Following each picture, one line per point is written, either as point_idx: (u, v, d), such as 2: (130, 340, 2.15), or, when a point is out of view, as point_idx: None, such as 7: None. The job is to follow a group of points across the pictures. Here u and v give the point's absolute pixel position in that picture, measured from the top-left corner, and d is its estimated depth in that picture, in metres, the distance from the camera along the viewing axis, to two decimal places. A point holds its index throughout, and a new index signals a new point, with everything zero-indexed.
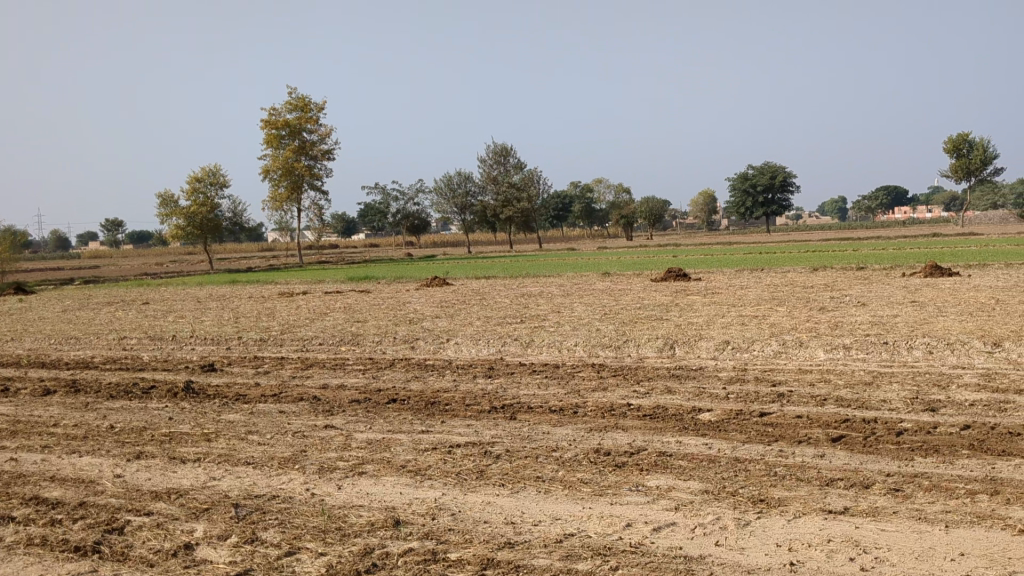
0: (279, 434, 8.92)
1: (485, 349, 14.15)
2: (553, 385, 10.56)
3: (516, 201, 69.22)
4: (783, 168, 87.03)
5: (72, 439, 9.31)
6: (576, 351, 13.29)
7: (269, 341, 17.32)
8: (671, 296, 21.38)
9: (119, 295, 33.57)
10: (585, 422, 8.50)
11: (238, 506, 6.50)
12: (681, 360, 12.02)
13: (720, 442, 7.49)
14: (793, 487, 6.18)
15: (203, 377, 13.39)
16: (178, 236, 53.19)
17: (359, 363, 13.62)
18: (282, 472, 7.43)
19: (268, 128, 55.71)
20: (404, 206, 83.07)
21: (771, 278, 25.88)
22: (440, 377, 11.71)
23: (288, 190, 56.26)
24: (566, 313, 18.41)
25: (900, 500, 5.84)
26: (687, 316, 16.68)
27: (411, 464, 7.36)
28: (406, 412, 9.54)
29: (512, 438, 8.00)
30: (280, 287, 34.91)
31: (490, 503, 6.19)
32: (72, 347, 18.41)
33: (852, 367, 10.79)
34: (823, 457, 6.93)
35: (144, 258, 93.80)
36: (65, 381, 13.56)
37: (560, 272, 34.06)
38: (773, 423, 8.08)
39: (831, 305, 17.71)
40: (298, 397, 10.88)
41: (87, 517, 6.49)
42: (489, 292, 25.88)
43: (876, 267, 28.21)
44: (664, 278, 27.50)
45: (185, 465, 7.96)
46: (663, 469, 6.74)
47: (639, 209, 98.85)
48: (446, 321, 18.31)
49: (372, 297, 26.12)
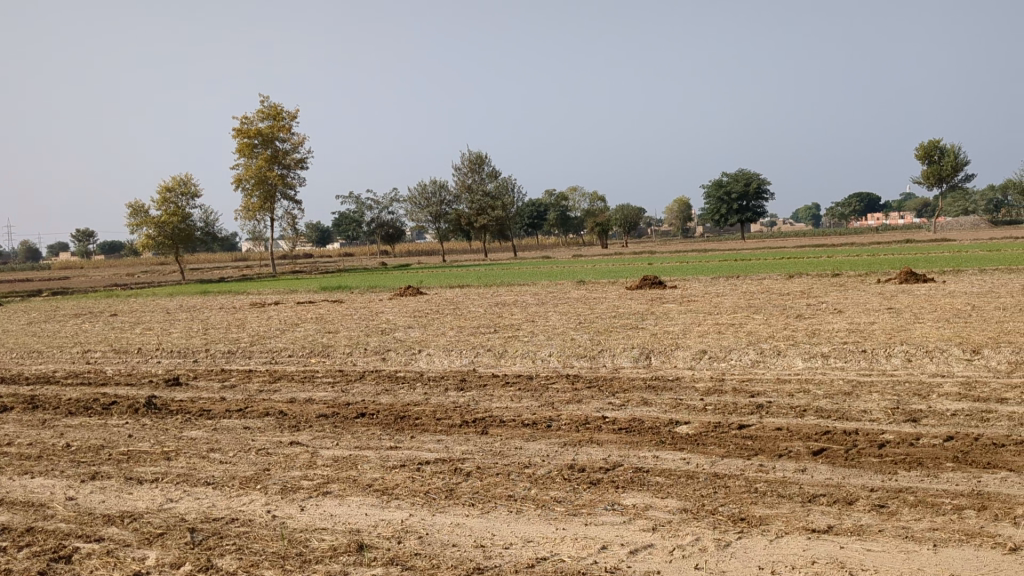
0: (242, 452, 8.59)
1: (458, 360, 13.87)
2: (527, 398, 10.30)
3: (490, 209, 68.28)
4: (757, 175, 87.35)
5: (26, 458, 8.95)
6: (550, 362, 13.01)
7: (237, 353, 16.95)
8: (647, 304, 21.16)
9: (89, 307, 33.15)
10: (560, 436, 8.24)
11: (195, 531, 6.18)
12: (657, 370, 11.80)
13: (698, 457, 7.24)
14: (774, 504, 5.94)
15: (167, 391, 13.03)
16: (148, 246, 52.56)
17: (328, 375, 13.28)
18: (243, 493, 7.11)
19: (240, 137, 55.15)
20: (378, 215, 82.69)
21: (748, 286, 25.68)
22: (410, 390, 11.42)
23: (261, 200, 55.78)
24: (541, 322, 18.12)
25: (885, 517, 5.61)
26: (664, 325, 16.47)
27: (378, 482, 7.06)
28: (375, 427, 9.25)
29: (484, 454, 7.72)
30: (252, 297, 34.50)
31: (459, 525, 5.91)
32: (35, 361, 17.96)
33: (831, 376, 10.58)
34: (805, 471, 6.70)
35: (114, 268, 92.96)
36: (25, 397, 13.13)
37: (534, 281, 33.88)
38: (753, 435, 7.84)
39: (808, 312, 17.58)
40: (264, 412, 10.55)
41: (33, 544, 6.15)
42: (462, 301, 25.61)
43: (851, 274, 28.15)
44: (639, 286, 27.30)
45: (142, 486, 7.62)
46: (640, 486, 6.48)
47: (614, 217, 98.94)
48: (419, 331, 18.00)
49: (345, 308, 25.73)
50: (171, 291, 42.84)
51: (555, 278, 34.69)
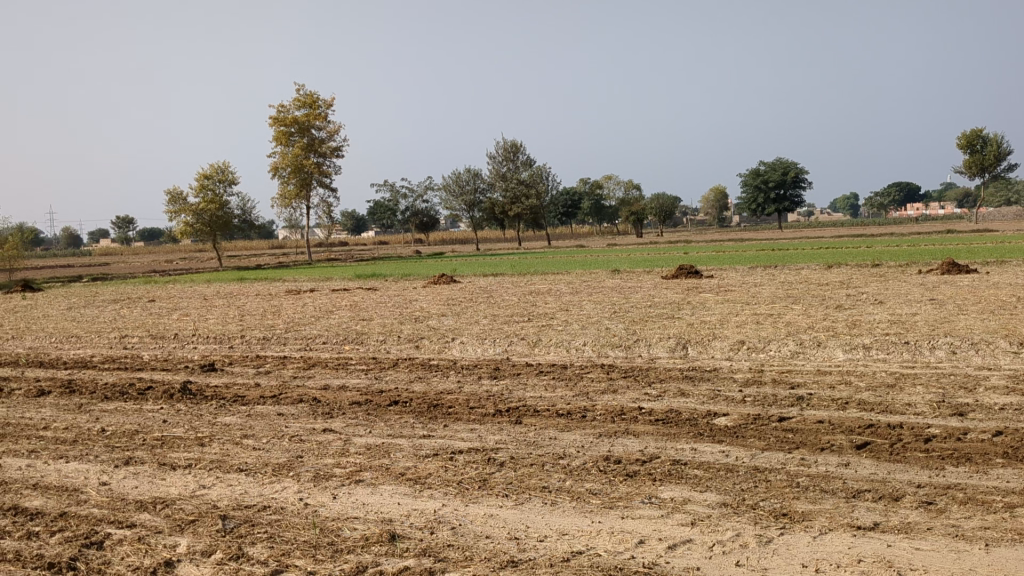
0: (275, 439, 8.54)
1: (491, 348, 13.75)
2: (561, 387, 10.17)
3: (524, 197, 68.24)
4: (795, 165, 86.39)
5: (62, 443, 8.94)
6: (584, 352, 12.86)
7: (272, 340, 16.97)
8: (683, 294, 20.93)
9: (127, 293, 33.40)
10: (595, 427, 8.09)
11: (226, 518, 6.12)
12: (694, 361, 11.61)
13: (738, 450, 7.07)
14: (817, 499, 5.78)
15: (202, 377, 13.04)
16: (186, 233, 52.94)
17: (362, 363, 13.20)
18: (276, 480, 7.04)
19: (277, 125, 55.38)
20: (413, 204, 82.93)
21: (786, 276, 25.30)
22: (443, 378, 11.33)
23: (297, 187, 56.00)
24: (575, 312, 17.95)
25: (933, 515, 5.43)
26: (700, 315, 16.23)
27: (411, 471, 6.97)
28: (407, 415, 9.16)
29: (518, 445, 7.59)
30: (288, 285, 34.55)
31: (493, 515, 5.80)
32: (73, 345, 18.09)
33: (873, 368, 10.34)
34: (847, 466, 6.52)
35: (153, 255, 93.99)
36: (61, 382, 13.19)
37: (569, 270, 33.75)
38: (794, 428, 7.66)
39: (848, 302, 17.31)
40: (297, 399, 10.50)
41: (66, 529, 6.11)
42: (496, 289, 25.47)
43: (891, 265, 27.70)
44: (675, 275, 27.09)
45: (175, 472, 7.58)
46: (678, 479, 6.34)
47: (650, 206, 98.19)
48: (453, 319, 17.92)
49: (380, 296, 25.69)
50: (209, 278, 43.18)
51: (590, 268, 34.55)
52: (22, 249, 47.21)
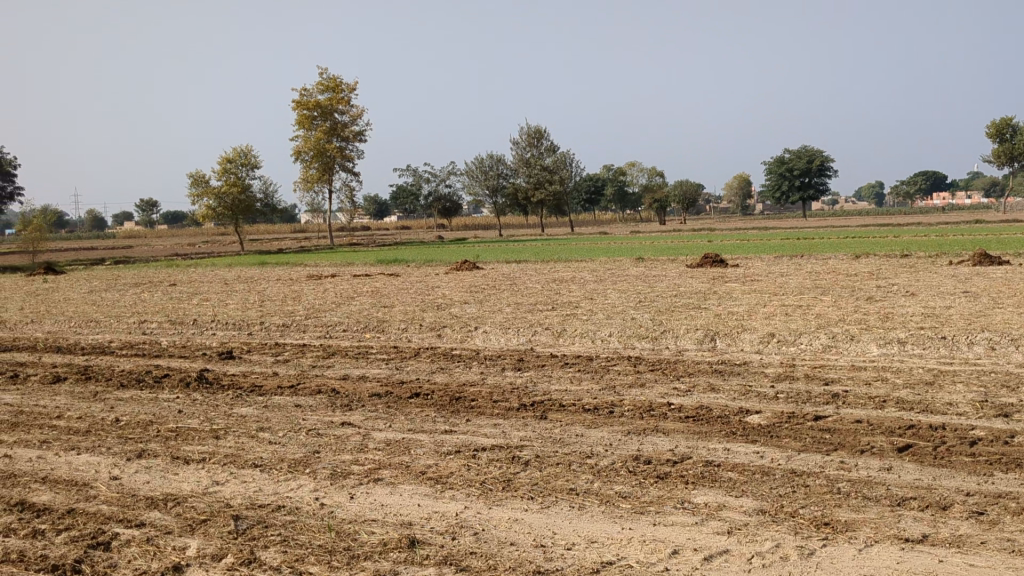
0: (293, 432, 8.29)
1: (515, 338, 13.46)
2: (587, 380, 9.88)
3: (547, 183, 67.79)
4: (821, 152, 85.40)
5: (74, 433, 8.74)
6: (609, 343, 12.54)
7: (291, 326, 16.77)
8: (708, 283, 20.57)
9: (149, 277, 33.28)
10: (623, 424, 7.79)
11: (238, 518, 5.86)
12: (723, 354, 11.28)
13: (773, 451, 6.75)
14: (862, 508, 5.46)
15: (220, 365, 12.82)
16: (209, 217, 52.91)
17: (382, 352, 12.92)
18: (291, 477, 6.79)
19: (300, 109, 55.22)
20: (436, 188, 83.00)
21: (813, 265, 24.81)
22: (466, 368, 11.07)
23: (319, 171, 55.87)
24: (599, 301, 17.62)
25: (987, 527, 5.10)
26: (727, 306, 15.85)
27: (432, 469, 6.70)
28: (429, 408, 8.89)
29: (543, 442, 7.30)
30: (309, 269, 34.45)
31: (517, 520, 5.51)
32: (92, 330, 17.95)
33: (910, 364, 9.99)
34: (890, 470, 6.19)
35: (177, 239, 94.38)
36: (78, 368, 13.03)
37: (593, 257, 33.36)
38: (831, 428, 7.33)
39: (880, 294, 16.90)
40: (315, 390, 10.24)
41: (72, 528, 5.89)
42: (519, 277, 25.20)
43: (921, 255, 27.17)
44: (700, 263, 26.71)
45: (188, 466, 7.35)
46: (711, 482, 6.03)
47: (673, 193, 97.58)
48: (475, 307, 17.66)
49: (401, 282, 25.44)
50: (231, 262, 43.16)
51: (613, 255, 34.26)
52: (44, 231, 47.25)
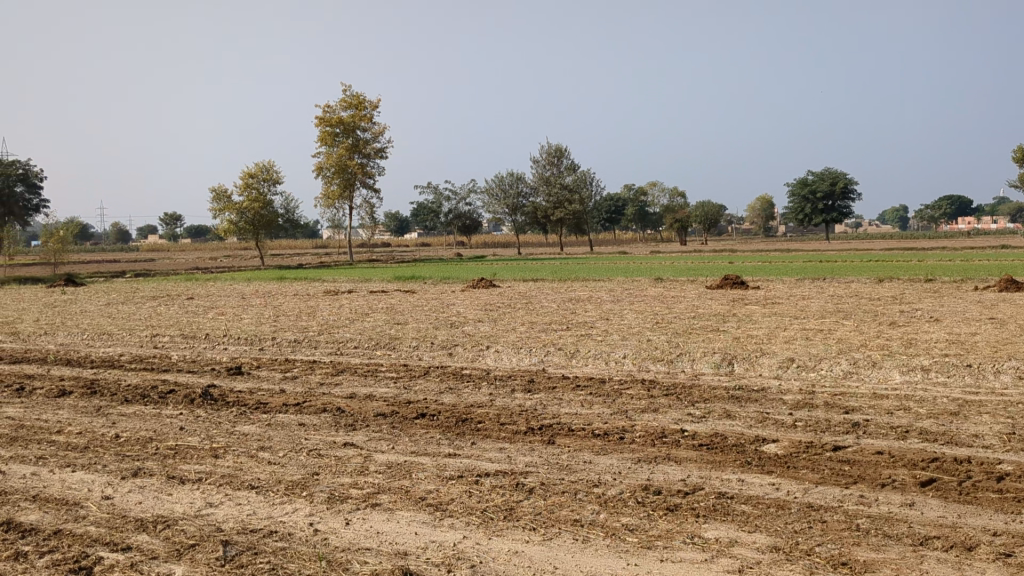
0: (293, 452, 8.07)
1: (527, 358, 13.21)
2: (599, 404, 9.58)
3: (567, 203, 67.80)
4: (844, 175, 84.84)
5: (71, 449, 8.53)
6: (623, 365, 12.24)
7: (303, 342, 16.58)
8: (728, 306, 20.28)
9: (167, 290, 33.20)
10: (634, 451, 7.50)
11: (227, 544, 5.63)
12: (740, 378, 10.99)
13: (789, 483, 6.45)
14: (881, 546, 5.16)
15: (227, 381, 12.62)
16: (230, 231, 53.02)
17: (391, 370, 12.68)
18: (287, 501, 6.54)
19: (322, 125, 55.34)
20: (456, 206, 83.04)
21: (835, 289, 24.44)
22: (475, 389, 10.78)
23: (340, 188, 55.89)
24: (615, 321, 17.34)
25: (1016, 571, 4.78)
26: (746, 329, 15.55)
27: (432, 496, 6.43)
28: (433, 430, 8.62)
29: (549, 468, 7.03)
30: (327, 285, 34.30)
31: (517, 553, 5.24)
32: (105, 343, 17.82)
33: (934, 393, 9.65)
34: (912, 506, 5.88)
35: (199, 252, 94.65)
36: (85, 381, 12.87)
37: (611, 277, 33.06)
38: (851, 460, 7.03)
39: (903, 319, 16.54)
40: (321, 408, 10.00)
41: (56, 550, 5.66)
42: (536, 295, 24.97)
43: (945, 280, 26.74)
44: (720, 285, 26.39)
45: (182, 487, 7.11)
46: (723, 516, 5.74)
47: (694, 214, 97.21)
48: (489, 325, 17.42)
49: (417, 299, 25.25)
50: (250, 276, 43.15)
51: (631, 274, 34.01)
52: (66, 242, 47.37)
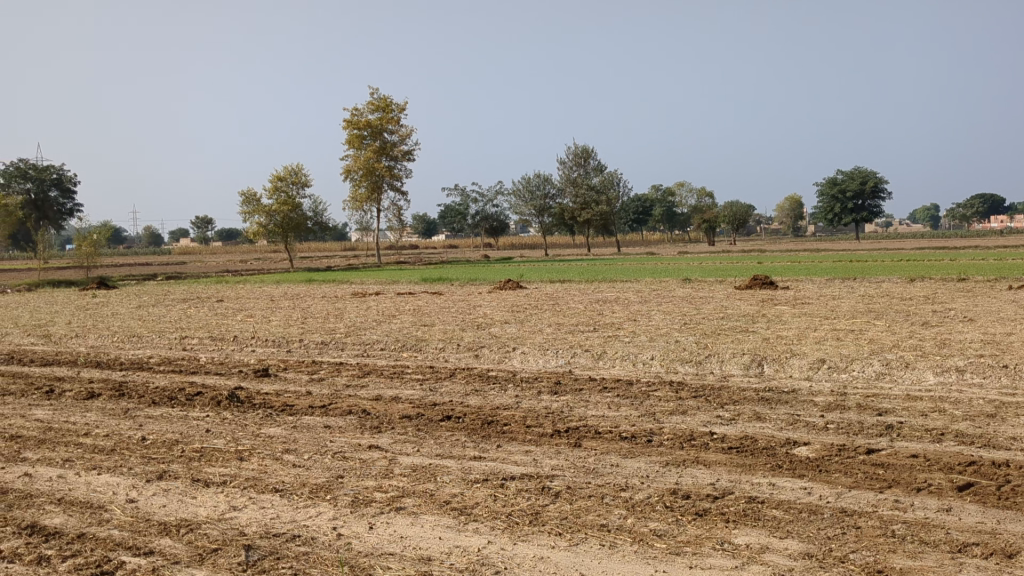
0: (318, 455, 8.01)
1: (554, 359, 13.11)
2: (626, 406, 9.45)
3: (595, 204, 67.43)
4: (874, 174, 84.01)
5: (97, 452, 8.52)
6: (651, 367, 12.09)
7: (330, 344, 16.58)
8: (756, 306, 20.12)
9: (197, 293, 33.35)
10: (662, 454, 7.38)
11: (249, 548, 5.57)
12: (770, 380, 10.83)
13: (821, 487, 6.31)
14: (917, 554, 5.01)
15: (255, 383, 12.61)
16: (260, 234, 53.29)
17: (418, 372, 12.62)
18: (311, 504, 6.48)
19: (350, 128, 55.53)
20: (483, 207, 83.19)
21: (865, 289, 24.21)
22: (501, 392, 10.67)
23: (368, 190, 56.05)
24: (643, 322, 17.21)
25: None
26: (776, 330, 15.34)
27: (457, 500, 6.34)
28: (459, 433, 8.54)
29: (576, 471, 6.93)
30: (354, 287, 34.25)
31: (542, 559, 5.15)
32: (134, 345, 17.89)
33: (969, 395, 9.42)
34: (949, 512, 5.72)
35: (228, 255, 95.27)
36: (113, 384, 12.88)
37: (638, 277, 32.96)
38: (885, 463, 6.87)
39: (937, 319, 16.26)
40: (346, 410, 9.95)
41: (77, 555, 5.62)
42: (563, 296, 24.89)
43: (978, 279, 26.27)
44: (749, 285, 26.17)
45: (206, 490, 7.07)
46: (754, 522, 5.61)
47: (723, 214, 96.68)
48: (515, 327, 17.33)
49: (444, 300, 25.24)
50: (279, 278, 43.41)
51: (659, 275, 33.92)
52: (97, 246, 47.70)
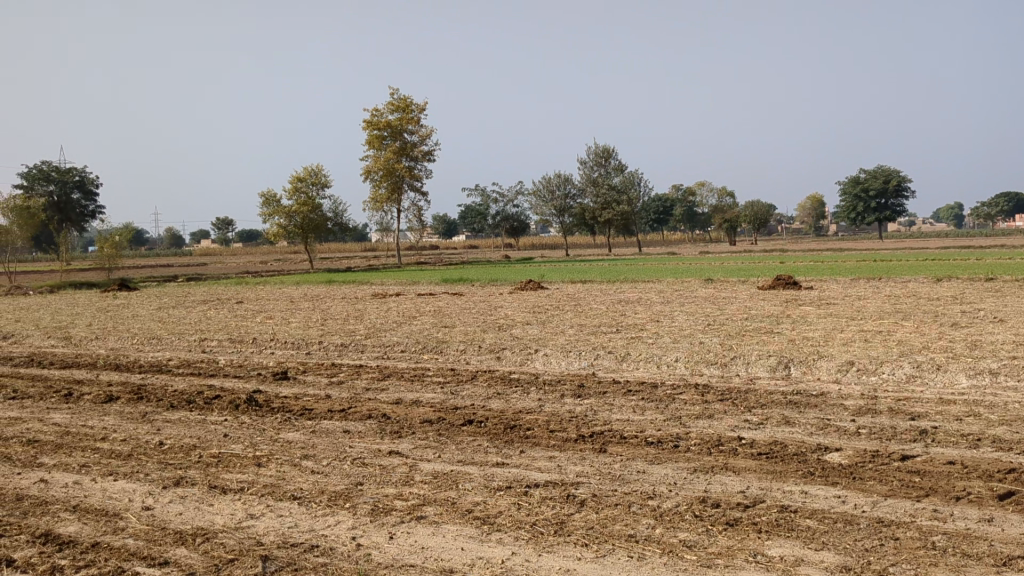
0: (337, 460, 7.86)
1: (576, 361, 12.93)
2: (651, 409, 9.26)
3: (615, 204, 67.55)
4: (898, 172, 83.30)
5: (114, 457, 8.39)
6: (675, 369, 11.89)
7: (350, 346, 16.46)
8: (780, 306, 19.84)
9: (218, 294, 33.39)
10: (690, 461, 7.18)
11: (267, 559, 5.41)
12: (798, 382, 10.61)
13: (855, 495, 6.10)
14: (960, 568, 4.79)
15: (274, 386, 12.49)
16: (280, 235, 53.27)
17: (439, 374, 12.47)
18: (330, 513, 6.32)
19: (370, 129, 55.50)
20: (504, 207, 83.07)
21: (891, 289, 23.87)
22: (524, 395, 10.50)
23: (389, 191, 55.98)
24: (667, 323, 17.02)
25: None
26: (801, 330, 15.11)
27: (479, 508, 6.17)
28: (481, 437, 8.37)
29: (601, 478, 6.75)
30: (374, 289, 34.18)
31: (569, 571, 4.97)
32: (154, 348, 17.82)
33: (1004, 399, 9.15)
34: (992, 522, 5.50)
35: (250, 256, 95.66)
36: (132, 387, 12.80)
37: (659, 278, 32.71)
38: (921, 470, 6.64)
39: (967, 319, 15.97)
40: (366, 414, 9.80)
41: (91, 565, 5.48)
42: (585, 297, 24.69)
43: (1006, 279, 25.95)
44: (772, 285, 25.88)
45: (224, 497, 6.93)
46: (788, 532, 5.41)
47: (744, 214, 96.14)
48: (537, 328, 17.17)
49: (464, 301, 25.10)
50: (299, 279, 43.33)
51: (681, 275, 33.63)
52: (119, 248, 47.86)
